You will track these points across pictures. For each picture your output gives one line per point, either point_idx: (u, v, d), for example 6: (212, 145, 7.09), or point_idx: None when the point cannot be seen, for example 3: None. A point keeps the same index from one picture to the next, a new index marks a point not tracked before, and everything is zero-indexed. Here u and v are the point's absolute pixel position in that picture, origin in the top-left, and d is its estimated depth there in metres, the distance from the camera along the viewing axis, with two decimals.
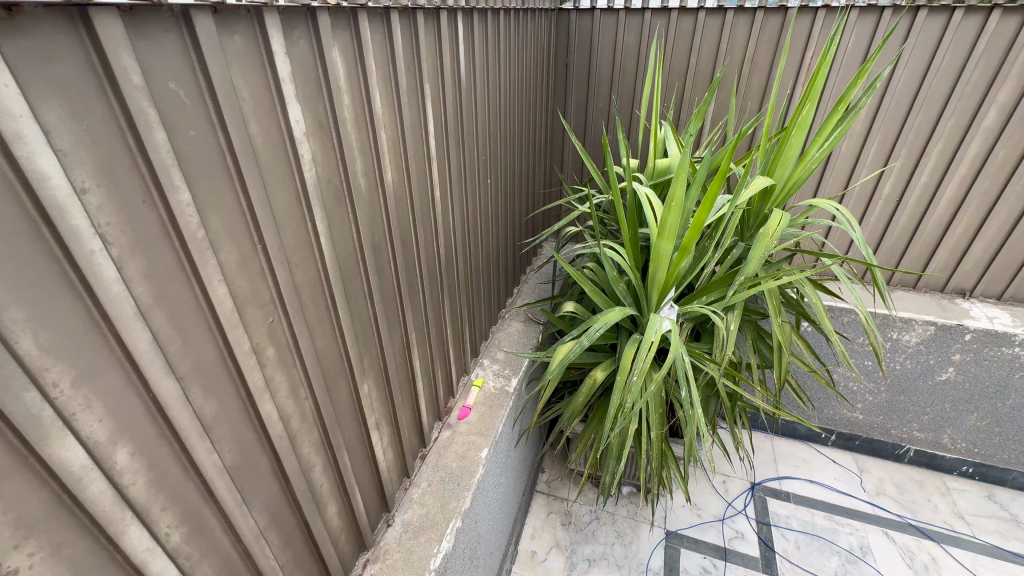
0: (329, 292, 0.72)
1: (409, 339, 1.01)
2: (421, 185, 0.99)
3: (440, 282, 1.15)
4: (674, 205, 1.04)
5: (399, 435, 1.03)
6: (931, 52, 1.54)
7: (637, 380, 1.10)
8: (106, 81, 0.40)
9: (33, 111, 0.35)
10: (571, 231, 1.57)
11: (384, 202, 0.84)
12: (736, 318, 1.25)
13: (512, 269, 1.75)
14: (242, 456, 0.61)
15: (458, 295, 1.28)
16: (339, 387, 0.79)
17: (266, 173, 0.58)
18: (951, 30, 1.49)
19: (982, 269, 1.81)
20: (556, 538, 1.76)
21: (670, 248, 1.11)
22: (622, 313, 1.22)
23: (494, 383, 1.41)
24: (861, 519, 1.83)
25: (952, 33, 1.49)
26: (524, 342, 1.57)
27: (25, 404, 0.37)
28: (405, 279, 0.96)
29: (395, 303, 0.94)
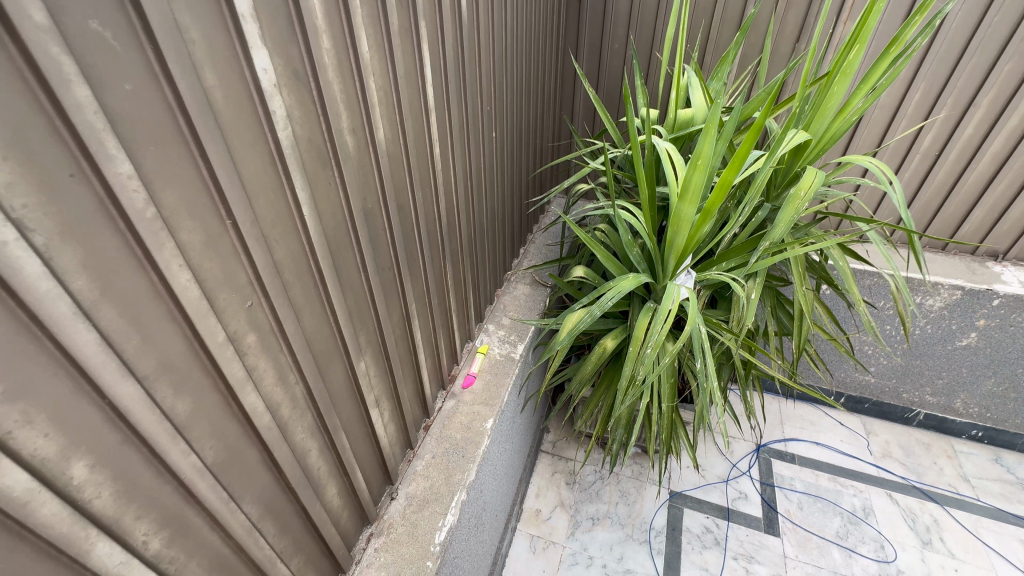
0: (316, 269, 0.65)
1: (408, 311, 0.94)
2: (418, 143, 0.89)
3: (442, 247, 1.07)
4: (699, 163, 0.94)
5: (400, 409, 0.99)
6: None
7: (650, 353, 1.04)
8: None
9: None
10: (582, 189, 1.46)
11: (376, 163, 0.75)
12: (757, 286, 1.17)
13: (518, 228, 1.66)
14: (226, 452, 0.56)
15: (463, 258, 1.21)
16: (333, 368, 0.74)
17: (231, 135, 0.49)
18: None
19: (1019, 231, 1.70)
20: (560, 497, 1.77)
21: (691, 212, 1.02)
22: (637, 280, 1.14)
23: (500, 350, 1.37)
24: (866, 481, 1.83)
25: None
26: (531, 306, 1.51)
27: None
28: (403, 248, 0.88)
29: (392, 273, 0.86)
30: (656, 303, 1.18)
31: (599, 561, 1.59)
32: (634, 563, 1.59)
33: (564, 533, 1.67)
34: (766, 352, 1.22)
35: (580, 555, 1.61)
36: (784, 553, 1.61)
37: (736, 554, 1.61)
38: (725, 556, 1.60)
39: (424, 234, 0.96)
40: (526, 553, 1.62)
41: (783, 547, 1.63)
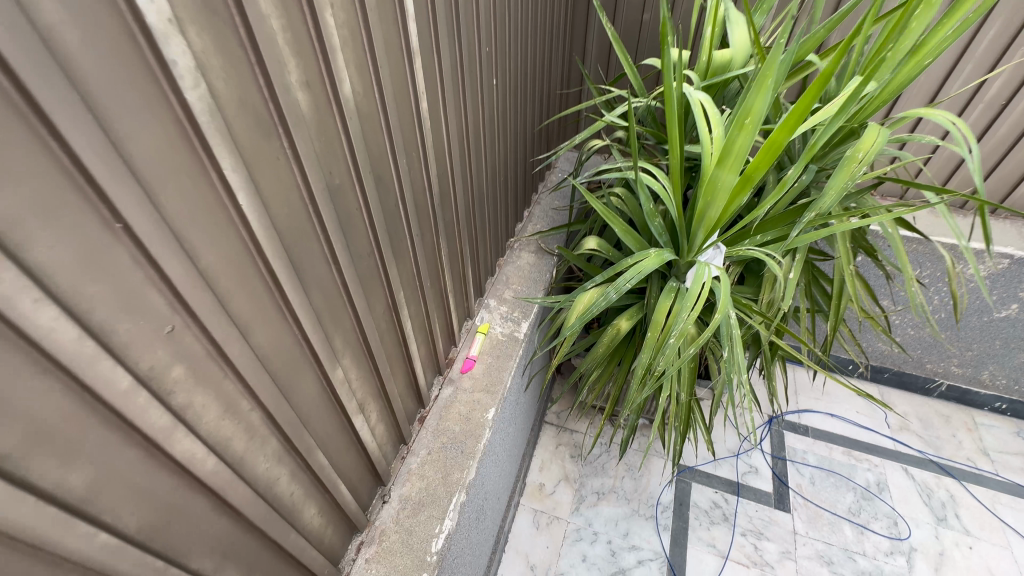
0: (266, 271, 0.51)
1: (395, 301, 0.81)
2: (399, 98, 0.71)
3: (434, 222, 0.91)
4: (747, 123, 0.76)
5: (390, 408, 0.88)
6: None
7: (673, 343, 0.91)
8: None
9: None
10: (595, 146, 1.27)
11: (342, 127, 0.58)
12: (798, 265, 1.02)
13: (522, 189, 1.48)
14: (158, 511, 0.44)
15: (460, 230, 1.05)
16: (302, 383, 0.61)
17: (107, 101, 0.33)
18: None
19: None
20: (565, 470, 1.72)
21: (732, 180, 0.85)
22: (660, 256, 0.99)
23: (502, 329, 1.24)
24: (881, 455, 1.77)
25: None
26: (535, 278, 1.37)
27: None
28: (385, 230, 0.73)
29: (373, 260, 0.72)
30: (680, 283, 1.04)
31: (603, 537, 1.55)
32: (640, 539, 1.55)
33: (568, 508, 1.62)
34: (802, 338, 1.08)
35: (585, 531, 1.57)
36: (794, 530, 1.57)
37: (745, 530, 1.57)
38: (733, 532, 1.56)
39: (412, 210, 0.80)
40: (529, 529, 1.58)
41: (793, 524, 1.58)
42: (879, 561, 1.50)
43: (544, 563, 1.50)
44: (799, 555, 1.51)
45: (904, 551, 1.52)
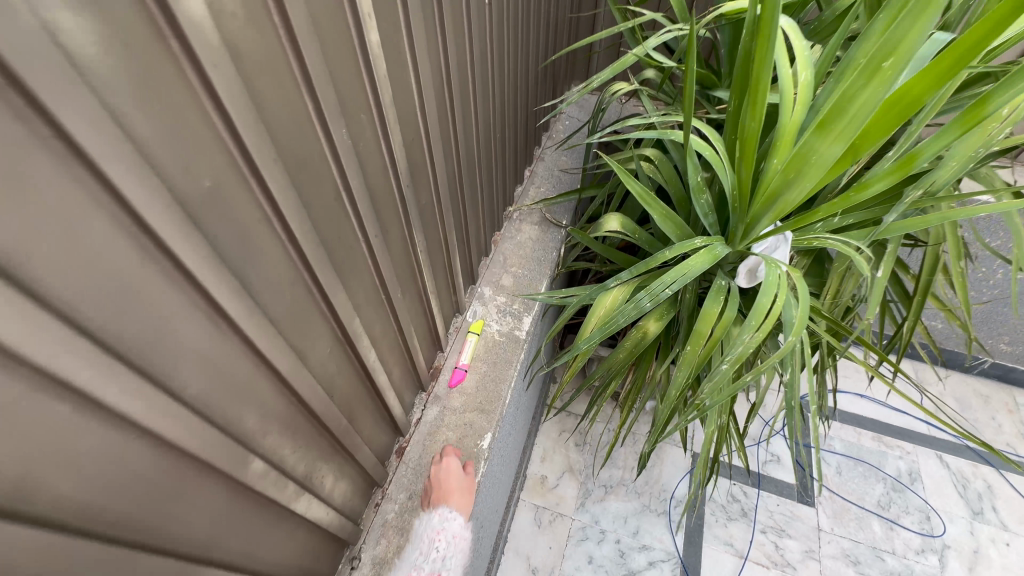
0: (48, 381, 0.27)
1: (347, 333, 0.57)
2: (327, 24, 0.42)
3: (405, 209, 0.64)
4: (887, 65, 0.49)
5: (353, 462, 0.67)
6: None
7: (725, 370, 0.69)
8: None
9: None
10: (618, 90, 0.98)
11: (203, 89, 0.32)
12: (888, 260, 0.77)
13: (523, 144, 1.19)
14: None
15: (445, 212, 0.79)
16: (183, 506, 0.39)
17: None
18: None
19: None
20: (569, 461, 1.56)
21: (836, 154, 0.57)
22: (712, 251, 0.74)
23: (499, 327, 1.01)
24: (914, 441, 1.62)
25: None
26: (539, 257, 1.12)
27: None
28: (318, 242, 0.47)
29: (300, 287, 0.47)
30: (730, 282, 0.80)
31: (612, 536, 1.42)
32: (651, 538, 1.42)
33: (572, 504, 1.48)
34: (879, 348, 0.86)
35: (591, 530, 1.43)
36: (818, 526, 1.44)
37: (765, 527, 1.44)
38: (752, 530, 1.43)
39: (365, 203, 0.54)
40: (530, 527, 1.44)
41: (817, 519, 1.45)
42: (908, 561, 1.39)
43: (546, 565, 1.37)
44: (824, 555, 1.39)
45: (936, 549, 1.41)
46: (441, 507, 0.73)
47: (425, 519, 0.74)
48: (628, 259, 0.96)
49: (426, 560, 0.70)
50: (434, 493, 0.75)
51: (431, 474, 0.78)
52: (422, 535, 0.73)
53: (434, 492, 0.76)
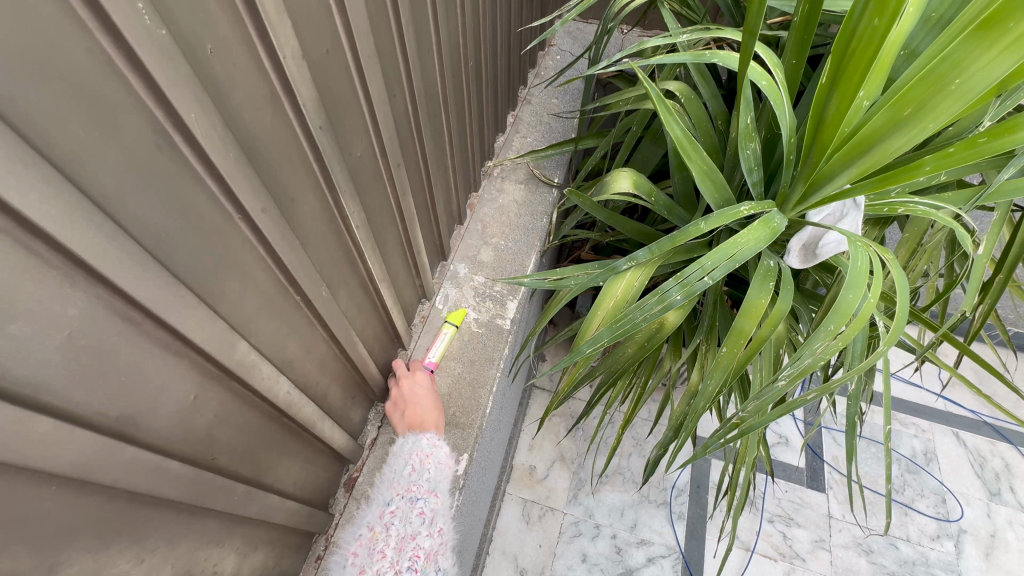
0: None
1: (228, 366, 0.36)
2: None
3: (324, 167, 0.42)
4: None
5: (270, 526, 0.48)
6: None
7: (777, 388, 0.50)
8: None
9: None
10: (631, 0, 0.73)
11: None
12: (993, 234, 0.57)
13: (506, 81, 0.95)
14: None
15: (396, 171, 0.56)
16: None
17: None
18: None
19: None
20: (560, 449, 1.41)
21: (1000, 75, 0.36)
22: (766, 226, 0.54)
23: (478, 314, 0.80)
24: (930, 418, 1.50)
25: None
26: (525, 224, 0.90)
27: None
28: (121, 232, 0.25)
29: (92, 316, 0.26)
30: (780, 263, 0.60)
31: (607, 531, 1.29)
32: (650, 532, 1.30)
33: (564, 497, 1.34)
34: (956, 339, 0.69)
35: (585, 524, 1.30)
36: (829, 513, 1.33)
37: (773, 516, 1.32)
38: (760, 520, 1.32)
39: (234, 160, 0.32)
40: (517, 523, 1.30)
41: (828, 506, 1.34)
42: (924, 548, 1.29)
43: (536, 565, 1.24)
44: (835, 544, 1.29)
45: (952, 534, 1.31)
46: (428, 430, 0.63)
47: (411, 436, 0.63)
48: (640, 230, 0.75)
49: (422, 476, 0.61)
50: (412, 413, 0.65)
51: (401, 390, 0.67)
52: (410, 452, 0.62)
53: (410, 412, 0.65)
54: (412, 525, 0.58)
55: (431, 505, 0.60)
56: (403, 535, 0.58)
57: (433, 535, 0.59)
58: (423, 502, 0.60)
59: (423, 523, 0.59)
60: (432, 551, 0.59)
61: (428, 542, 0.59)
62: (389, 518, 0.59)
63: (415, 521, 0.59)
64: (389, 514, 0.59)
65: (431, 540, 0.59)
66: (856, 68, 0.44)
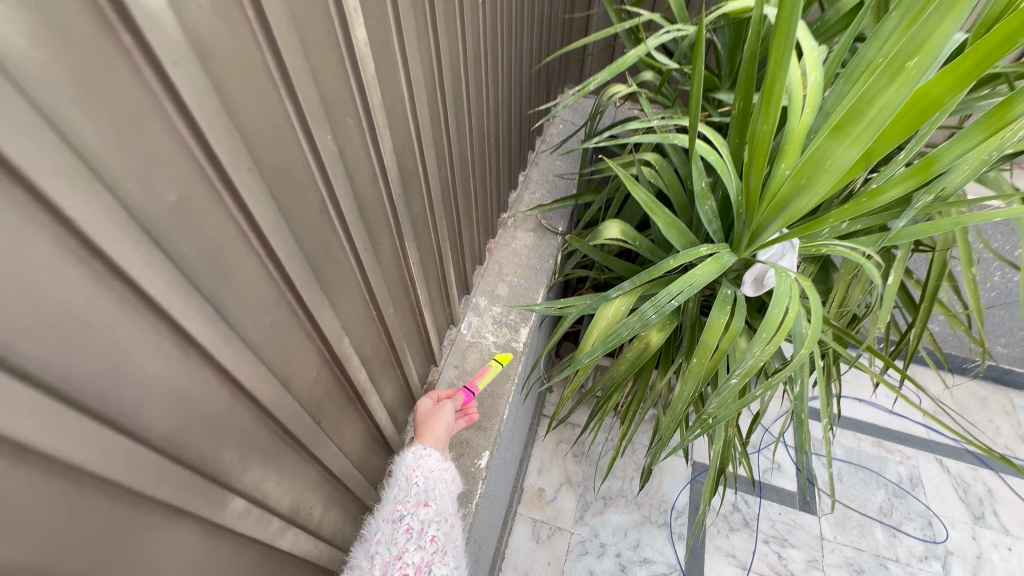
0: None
1: (336, 354, 0.52)
2: (307, 21, 0.38)
3: (396, 219, 0.60)
4: (912, 65, 0.47)
5: (343, 490, 0.62)
6: None
7: (734, 384, 0.66)
8: None
9: None
10: (616, 92, 0.94)
11: (166, 98, 0.28)
12: (897, 266, 0.75)
13: (517, 148, 1.15)
14: None
15: (438, 222, 0.75)
16: (151, 559, 0.35)
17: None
18: None
19: None
20: (566, 473, 1.53)
21: (854, 157, 0.54)
22: (719, 262, 0.71)
23: (495, 338, 0.97)
24: (914, 445, 1.60)
25: None
26: (534, 265, 1.08)
27: None
28: (302, 259, 0.43)
29: (281, 309, 0.43)
30: (736, 291, 0.77)
31: (612, 550, 1.38)
32: (652, 551, 1.39)
33: (571, 517, 1.44)
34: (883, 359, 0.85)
35: (591, 543, 1.40)
36: (821, 535, 1.42)
37: (768, 537, 1.41)
38: (755, 540, 1.40)
39: (353, 217, 0.50)
40: (528, 542, 1.40)
41: (820, 528, 1.43)
42: (913, 568, 1.36)
43: None
44: (827, 564, 1.37)
45: (939, 556, 1.38)
46: (415, 444, 0.72)
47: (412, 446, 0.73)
48: (629, 268, 0.92)
49: (407, 494, 0.67)
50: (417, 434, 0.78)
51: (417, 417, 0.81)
52: (398, 474, 0.70)
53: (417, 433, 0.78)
54: (397, 544, 0.63)
55: (417, 519, 0.65)
56: (389, 558, 0.62)
57: (421, 548, 0.63)
58: (405, 519, 0.65)
59: (406, 540, 0.63)
60: (423, 563, 0.62)
61: (415, 557, 0.62)
62: (376, 547, 0.63)
63: (400, 540, 0.63)
64: (375, 543, 0.64)
65: (419, 553, 0.62)
66: (761, 150, 0.63)
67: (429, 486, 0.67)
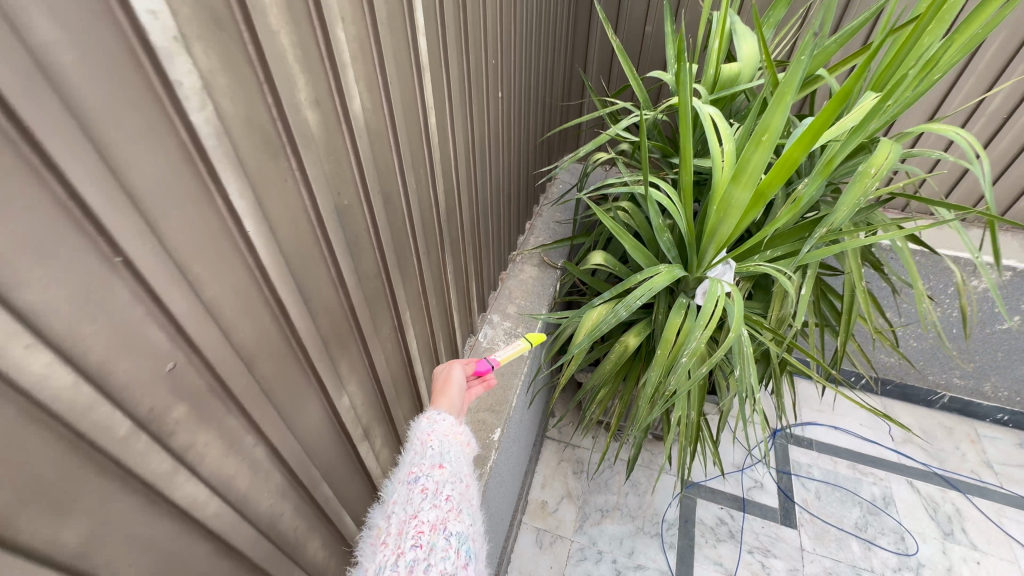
0: (272, 298, 0.48)
1: (401, 321, 0.77)
2: (406, 109, 0.67)
3: (441, 237, 0.87)
4: (765, 139, 0.74)
5: (395, 433, 0.84)
6: None
7: (685, 362, 0.89)
8: None
9: None
10: (600, 158, 1.24)
11: (351, 146, 0.55)
12: (809, 281, 1.00)
13: (525, 200, 1.46)
14: (160, 559, 0.42)
15: (467, 245, 1.02)
16: (306, 414, 0.58)
17: (86, 98, 0.29)
18: None
19: None
20: (567, 487, 1.69)
21: (747, 197, 0.84)
22: (671, 275, 0.97)
23: (506, 345, 1.21)
24: (887, 468, 1.75)
25: None
26: (539, 291, 1.34)
27: None
28: (391, 247, 0.69)
29: (378, 280, 0.69)
30: (690, 300, 1.02)
31: (609, 556, 1.52)
32: (646, 558, 1.52)
33: (571, 527, 1.59)
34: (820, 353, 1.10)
35: (589, 550, 1.53)
36: (801, 546, 1.55)
37: (752, 548, 1.54)
38: (740, 550, 1.53)
39: (419, 228, 0.77)
40: (532, 548, 1.54)
41: (800, 540, 1.56)
42: None
43: None
44: (807, 573, 1.49)
45: (912, 567, 1.50)
46: (428, 410, 0.78)
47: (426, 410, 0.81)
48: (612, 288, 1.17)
49: (422, 458, 0.73)
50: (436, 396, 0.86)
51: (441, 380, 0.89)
52: (415, 440, 0.76)
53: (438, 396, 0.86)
54: (413, 503, 0.67)
55: (431, 481, 0.69)
56: (406, 516, 0.66)
57: (436, 506, 0.67)
58: (421, 480, 0.69)
59: (422, 499, 0.67)
60: (439, 520, 0.66)
61: (431, 514, 0.66)
62: (394, 507, 0.68)
63: (416, 500, 0.67)
64: (393, 503, 0.68)
65: (435, 510, 0.66)
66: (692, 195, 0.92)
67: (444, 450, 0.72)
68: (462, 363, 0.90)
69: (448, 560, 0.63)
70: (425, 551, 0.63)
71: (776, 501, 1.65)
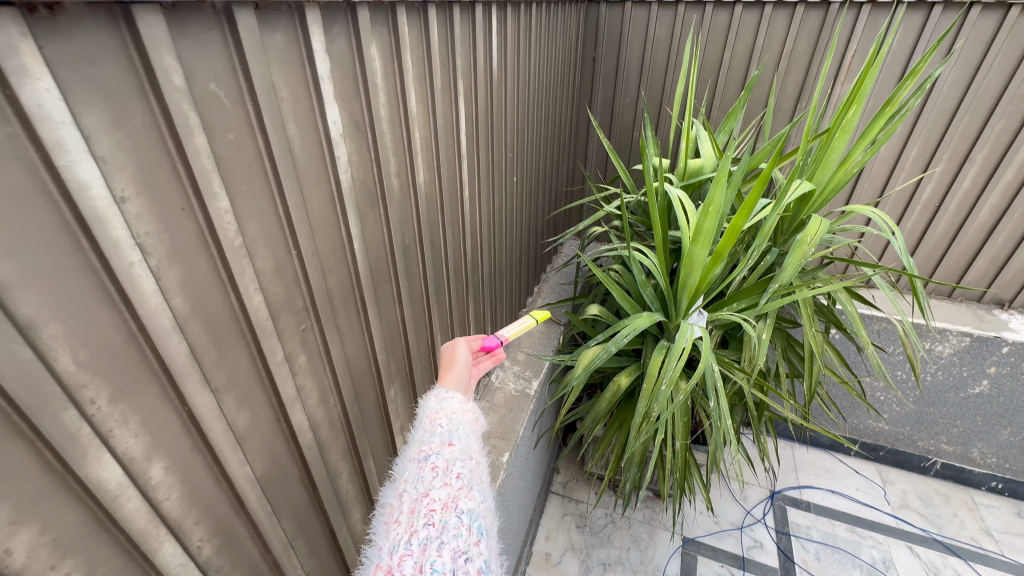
0: (360, 297, 0.71)
1: (434, 341, 0.99)
2: (451, 183, 0.95)
3: (468, 281, 1.12)
4: (711, 211, 1.00)
5: None
6: (975, 66, 1.53)
7: (665, 390, 1.06)
8: (155, 103, 0.38)
9: (90, 146, 0.34)
10: (596, 232, 1.50)
11: (415, 202, 0.81)
12: (769, 327, 1.20)
13: (534, 266, 1.72)
14: (272, 466, 0.60)
15: (486, 294, 1.26)
16: (367, 392, 0.78)
17: (298, 160, 0.54)
18: (997, 43, 1.47)
19: (994, 274, 1.82)
20: (570, 541, 1.74)
21: (706, 254, 1.08)
22: (652, 319, 1.18)
23: (515, 385, 1.39)
24: (885, 532, 1.79)
25: (998, 47, 1.47)
26: (545, 342, 1.54)
27: (82, 441, 0.37)
28: (433, 280, 0.93)
29: (422, 305, 0.91)
30: (669, 342, 1.22)
31: None
32: None
33: None
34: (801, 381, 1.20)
35: None
36: None
37: None
38: None
39: (452, 269, 1.01)
40: None
41: None
42: None
43: None
44: None
45: None
46: (437, 391, 0.87)
47: (435, 391, 0.91)
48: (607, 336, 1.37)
49: (431, 438, 0.80)
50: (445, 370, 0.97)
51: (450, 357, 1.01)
52: (424, 420, 0.84)
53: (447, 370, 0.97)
54: (425, 483, 0.74)
55: (440, 461, 0.76)
56: (418, 494, 0.73)
57: (447, 485, 0.74)
58: (431, 459, 0.77)
59: (434, 478, 0.74)
60: (450, 499, 0.73)
61: (442, 493, 0.73)
62: (405, 487, 0.75)
63: (427, 480, 0.74)
64: (405, 483, 0.75)
65: (445, 489, 0.73)
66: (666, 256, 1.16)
67: (455, 426, 0.80)
68: (468, 340, 1.03)
69: (460, 537, 0.69)
70: (437, 529, 0.69)
71: (776, 561, 1.67)
